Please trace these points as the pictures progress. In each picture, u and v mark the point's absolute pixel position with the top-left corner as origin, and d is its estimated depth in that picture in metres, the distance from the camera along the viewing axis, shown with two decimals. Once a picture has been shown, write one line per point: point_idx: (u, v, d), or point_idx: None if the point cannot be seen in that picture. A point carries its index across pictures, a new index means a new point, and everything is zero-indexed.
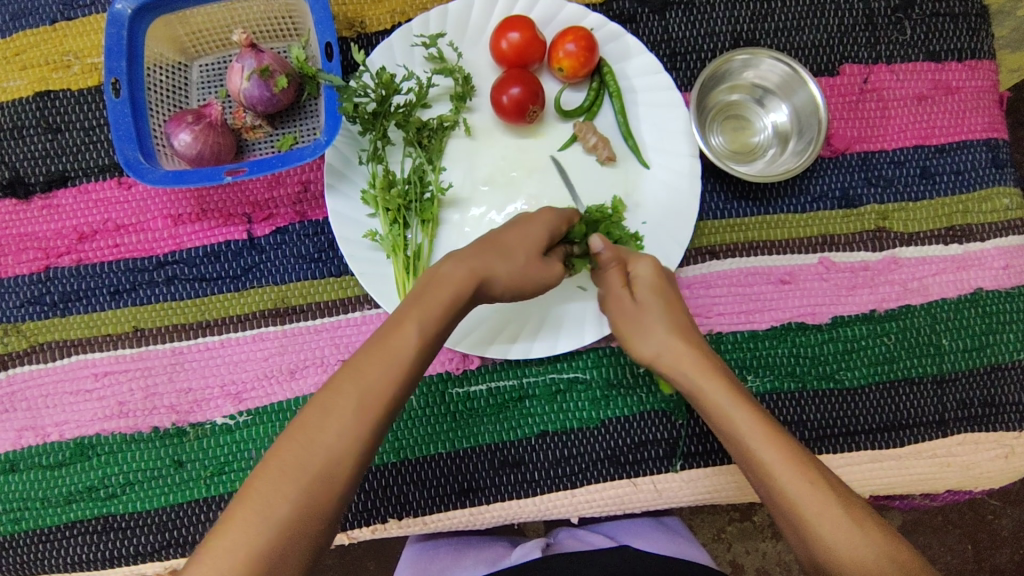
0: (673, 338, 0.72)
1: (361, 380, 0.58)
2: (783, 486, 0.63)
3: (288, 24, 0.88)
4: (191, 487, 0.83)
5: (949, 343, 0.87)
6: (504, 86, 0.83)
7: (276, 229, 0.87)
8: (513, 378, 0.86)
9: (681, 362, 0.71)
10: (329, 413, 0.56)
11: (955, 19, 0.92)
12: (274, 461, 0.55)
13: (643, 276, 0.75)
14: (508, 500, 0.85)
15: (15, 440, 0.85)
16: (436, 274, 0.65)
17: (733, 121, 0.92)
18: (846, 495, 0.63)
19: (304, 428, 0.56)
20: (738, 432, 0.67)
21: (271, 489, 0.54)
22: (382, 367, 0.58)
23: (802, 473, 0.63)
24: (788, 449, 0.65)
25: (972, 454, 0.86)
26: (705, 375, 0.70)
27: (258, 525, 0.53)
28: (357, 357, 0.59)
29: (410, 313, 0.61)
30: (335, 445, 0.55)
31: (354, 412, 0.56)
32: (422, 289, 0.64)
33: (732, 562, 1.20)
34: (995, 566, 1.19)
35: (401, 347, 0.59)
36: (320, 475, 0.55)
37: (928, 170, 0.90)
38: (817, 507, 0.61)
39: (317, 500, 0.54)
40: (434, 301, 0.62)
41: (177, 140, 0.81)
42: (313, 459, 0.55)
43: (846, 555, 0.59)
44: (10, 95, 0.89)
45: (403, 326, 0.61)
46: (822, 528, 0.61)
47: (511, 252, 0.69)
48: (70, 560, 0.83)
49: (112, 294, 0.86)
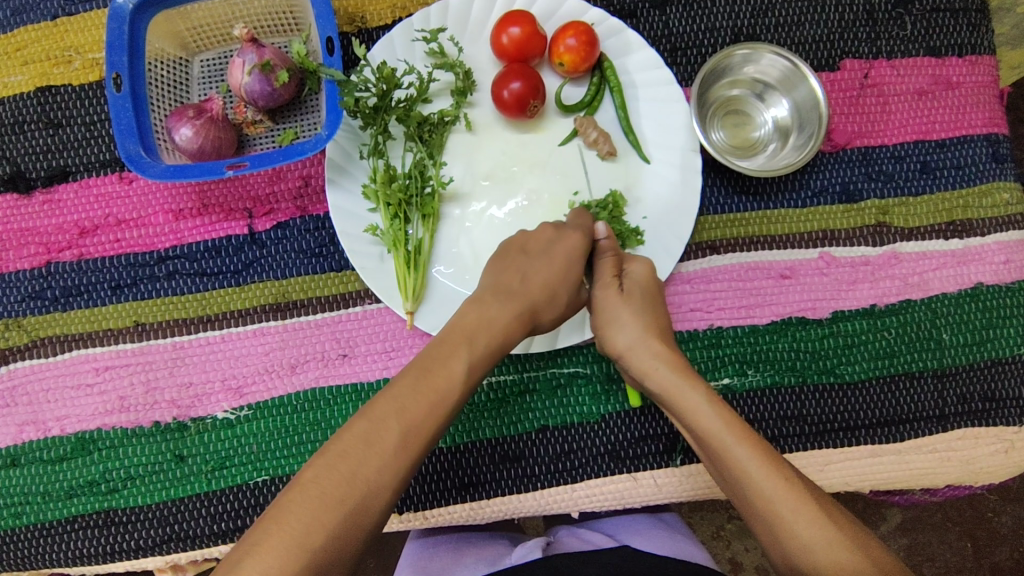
0: (648, 338, 0.75)
1: (406, 415, 0.61)
2: (758, 483, 0.64)
3: (288, 19, 0.88)
4: (191, 482, 0.83)
5: (949, 337, 0.87)
6: (504, 81, 0.83)
7: (276, 224, 0.87)
8: (513, 373, 0.86)
9: (653, 361, 0.73)
10: (373, 446, 0.59)
11: (955, 14, 0.92)
12: (312, 489, 0.56)
13: (635, 277, 0.79)
14: (508, 494, 0.85)
15: (16, 435, 0.85)
16: (483, 315, 0.72)
17: (734, 116, 0.92)
18: (817, 495, 0.64)
19: (343, 459, 0.58)
20: (711, 431, 0.68)
21: (309, 515, 0.55)
22: (428, 404, 0.63)
23: (776, 469, 0.64)
24: (760, 448, 0.66)
25: (973, 449, 0.86)
26: (680, 375, 0.72)
27: (292, 551, 0.53)
28: (401, 391, 0.63)
29: (457, 351, 0.68)
30: (378, 478, 0.58)
31: (399, 445, 0.60)
32: (468, 327, 0.70)
33: (732, 559, 1.20)
34: (995, 564, 1.19)
35: (449, 385, 0.65)
36: (359, 505, 0.57)
37: (928, 165, 0.90)
38: (792, 503, 0.62)
39: (354, 528, 0.56)
40: (482, 343, 0.69)
41: (178, 135, 0.81)
42: (353, 490, 0.57)
43: (822, 553, 0.60)
44: (11, 90, 0.89)
45: (451, 363, 0.66)
46: (798, 525, 0.61)
47: (557, 294, 0.76)
48: (71, 555, 0.84)
49: (112, 289, 0.87)
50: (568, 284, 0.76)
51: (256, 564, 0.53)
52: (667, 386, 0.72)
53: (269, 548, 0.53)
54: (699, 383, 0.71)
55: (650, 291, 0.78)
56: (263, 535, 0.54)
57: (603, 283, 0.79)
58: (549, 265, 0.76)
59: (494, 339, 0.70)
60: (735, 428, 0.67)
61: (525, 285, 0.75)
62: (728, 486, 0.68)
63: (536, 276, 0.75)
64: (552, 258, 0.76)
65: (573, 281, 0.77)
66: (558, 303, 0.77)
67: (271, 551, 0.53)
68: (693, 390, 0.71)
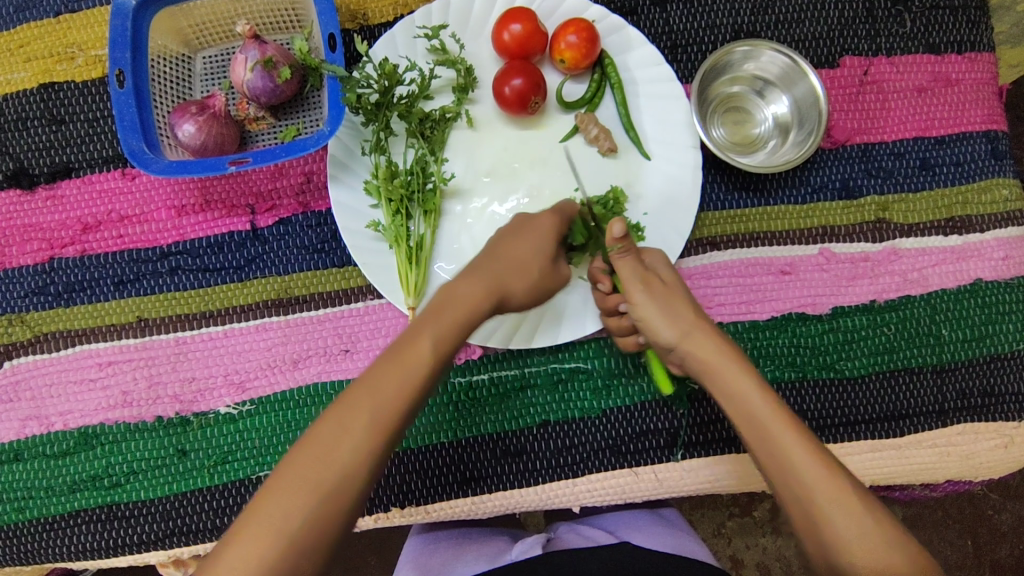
0: (695, 322, 0.70)
1: (377, 395, 0.59)
2: (798, 470, 0.60)
3: (291, 16, 0.88)
4: (194, 476, 0.84)
5: (948, 333, 0.88)
6: (506, 77, 0.83)
7: (279, 220, 0.87)
8: (515, 368, 0.86)
9: (701, 343, 0.68)
10: (345, 429, 0.57)
11: (955, 11, 0.92)
12: (291, 472, 0.56)
13: (658, 265, 0.76)
14: (510, 489, 0.85)
15: (20, 429, 0.85)
16: (455, 289, 0.67)
17: (735, 114, 0.92)
18: (859, 489, 0.60)
19: (317, 441, 0.57)
20: (756, 414, 0.64)
21: (286, 501, 0.55)
22: (399, 385, 0.60)
23: (818, 458, 0.61)
24: (805, 436, 0.62)
25: (972, 443, 0.87)
26: (727, 355, 0.67)
27: (271, 538, 0.55)
28: (372, 372, 0.60)
29: (423, 328, 0.64)
30: (351, 460, 0.57)
31: (368, 428, 0.58)
32: (440, 302, 0.66)
33: (733, 557, 1.20)
34: (996, 561, 1.19)
35: (416, 363, 0.61)
36: (335, 489, 0.56)
37: (928, 162, 0.91)
38: (836, 501, 0.59)
39: (333, 508, 0.56)
40: (450, 317, 0.65)
41: (181, 131, 0.81)
42: (327, 474, 0.56)
43: (856, 547, 0.57)
44: (15, 86, 0.89)
45: (418, 341, 0.62)
46: (836, 517, 0.58)
47: (525, 265, 0.72)
48: (75, 549, 0.84)
49: (116, 284, 0.87)
50: (534, 260, 0.73)
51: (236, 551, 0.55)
52: (711, 365, 0.67)
53: (246, 537, 0.55)
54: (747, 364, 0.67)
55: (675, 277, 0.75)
56: (243, 522, 0.56)
57: (632, 277, 0.73)
58: (517, 247, 0.73)
59: (467, 312, 0.66)
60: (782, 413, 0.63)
61: (491, 261, 0.71)
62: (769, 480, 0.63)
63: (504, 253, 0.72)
64: (517, 241, 0.73)
65: (543, 255, 0.74)
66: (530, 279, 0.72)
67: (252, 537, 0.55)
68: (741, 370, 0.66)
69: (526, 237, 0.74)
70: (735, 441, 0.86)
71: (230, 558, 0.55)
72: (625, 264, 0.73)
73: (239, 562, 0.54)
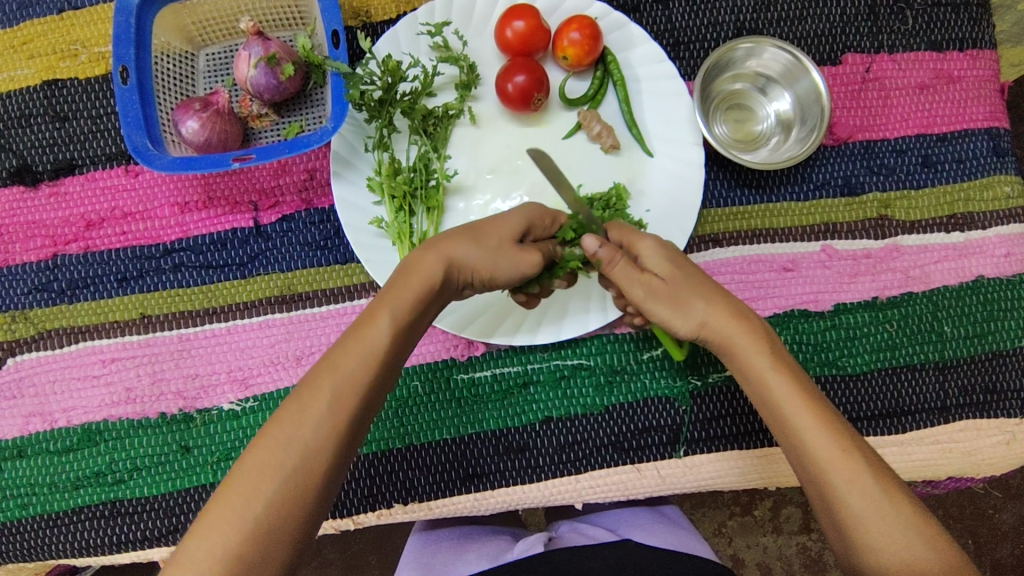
0: (715, 309, 0.69)
1: (336, 372, 0.59)
2: (815, 452, 0.63)
3: (294, 13, 0.88)
4: (197, 473, 0.84)
5: (950, 330, 0.88)
6: (509, 73, 0.83)
7: (282, 216, 0.88)
8: (518, 365, 0.86)
9: (727, 329, 0.69)
10: (307, 407, 0.58)
11: (957, 9, 0.92)
12: (256, 454, 0.56)
13: (652, 257, 0.72)
14: (513, 485, 0.85)
15: (23, 426, 0.86)
16: (414, 261, 0.66)
17: (737, 111, 0.92)
18: (882, 473, 0.62)
19: (279, 421, 0.57)
20: (775, 398, 0.66)
21: (249, 485, 0.55)
22: (357, 362, 0.60)
23: (835, 441, 0.63)
24: (823, 415, 0.64)
25: (974, 440, 0.87)
26: (748, 337, 0.68)
27: (237, 523, 0.54)
28: (332, 351, 0.61)
29: (382, 305, 0.63)
30: (314, 437, 0.57)
31: (329, 406, 0.58)
32: (399, 277, 0.65)
33: (733, 556, 1.20)
34: (996, 560, 1.19)
35: (373, 339, 0.61)
36: (301, 468, 0.56)
37: (930, 158, 0.91)
38: (859, 492, 0.61)
39: (299, 492, 0.56)
40: (409, 291, 0.64)
41: (185, 127, 0.81)
42: (290, 453, 0.56)
43: (874, 529, 0.60)
44: (17, 83, 0.90)
45: (376, 319, 0.62)
46: (853, 498, 0.61)
47: (483, 238, 0.69)
48: (78, 545, 0.84)
49: (119, 281, 0.87)
50: (498, 245, 0.69)
51: (200, 542, 0.54)
52: (733, 348, 0.69)
53: (213, 523, 0.54)
54: (766, 346, 0.68)
55: (679, 260, 0.72)
56: (207, 512, 0.55)
57: (630, 282, 0.70)
58: (480, 233, 0.69)
59: (427, 284, 0.64)
60: (802, 395, 0.65)
61: (452, 236, 0.69)
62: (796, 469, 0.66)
63: (467, 234, 0.69)
64: (482, 225, 0.70)
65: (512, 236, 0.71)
66: (489, 259, 0.68)
67: (217, 524, 0.54)
68: (760, 352, 0.68)
69: (495, 223, 0.71)
70: (737, 438, 0.86)
71: (194, 549, 0.54)
72: (618, 271, 0.71)
73: (202, 551, 0.54)
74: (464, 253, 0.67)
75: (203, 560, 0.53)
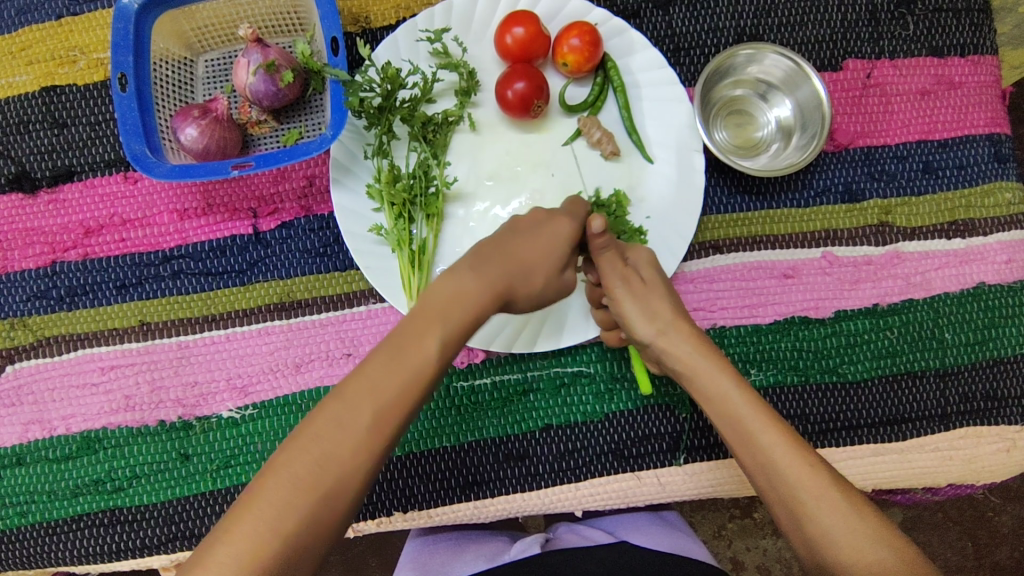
0: (675, 325, 0.73)
1: (378, 395, 0.57)
2: (784, 471, 0.64)
3: (293, 19, 0.88)
4: (197, 480, 0.84)
5: (951, 336, 0.88)
6: (509, 80, 0.83)
7: (281, 223, 0.87)
8: (518, 372, 0.86)
9: (682, 344, 0.72)
10: (343, 425, 0.56)
11: (958, 14, 0.92)
12: (288, 470, 0.55)
13: (640, 262, 0.76)
14: (513, 493, 0.85)
15: (22, 433, 0.85)
16: (454, 279, 0.65)
17: (738, 116, 0.92)
18: (850, 491, 0.63)
19: (315, 438, 0.56)
20: (738, 415, 0.68)
21: (281, 500, 0.54)
22: (401, 384, 0.58)
23: (801, 458, 0.64)
24: (791, 438, 0.66)
25: (975, 447, 0.87)
26: (708, 359, 0.71)
27: (268, 537, 0.54)
28: (372, 367, 0.59)
29: (432, 325, 0.61)
30: (351, 460, 0.56)
31: (370, 426, 0.57)
32: (434, 292, 0.64)
33: (733, 559, 1.20)
34: (995, 563, 1.19)
35: (420, 364, 0.59)
36: (335, 487, 0.55)
37: (931, 165, 0.91)
38: (830, 509, 0.62)
39: (327, 513, 0.55)
40: (456, 311, 0.62)
41: (184, 135, 0.81)
42: (326, 474, 0.55)
43: (843, 542, 0.60)
44: (16, 90, 0.89)
45: (424, 339, 0.60)
46: (819, 510, 0.62)
47: (525, 261, 0.69)
48: (78, 553, 0.84)
49: (118, 288, 0.87)
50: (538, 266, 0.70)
51: (229, 546, 0.54)
52: (692, 370, 0.71)
53: (241, 530, 0.54)
54: (727, 368, 0.71)
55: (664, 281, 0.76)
56: (236, 516, 0.55)
57: (613, 272, 0.74)
58: (515, 247, 0.69)
59: (479, 308, 0.64)
60: (765, 414, 0.67)
61: (479, 254, 0.68)
62: (759, 485, 0.66)
63: (495, 250, 0.69)
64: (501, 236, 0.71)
65: (555, 260, 0.71)
66: (531, 287, 0.69)
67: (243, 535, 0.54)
68: (721, 374, 0.70)
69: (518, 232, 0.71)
70: None
71: (217, 556, 0.54)
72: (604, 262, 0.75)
73: (224, 559, 0.53)
74: (513, 281, 0.68)
75: (229, 566, 0.53)
